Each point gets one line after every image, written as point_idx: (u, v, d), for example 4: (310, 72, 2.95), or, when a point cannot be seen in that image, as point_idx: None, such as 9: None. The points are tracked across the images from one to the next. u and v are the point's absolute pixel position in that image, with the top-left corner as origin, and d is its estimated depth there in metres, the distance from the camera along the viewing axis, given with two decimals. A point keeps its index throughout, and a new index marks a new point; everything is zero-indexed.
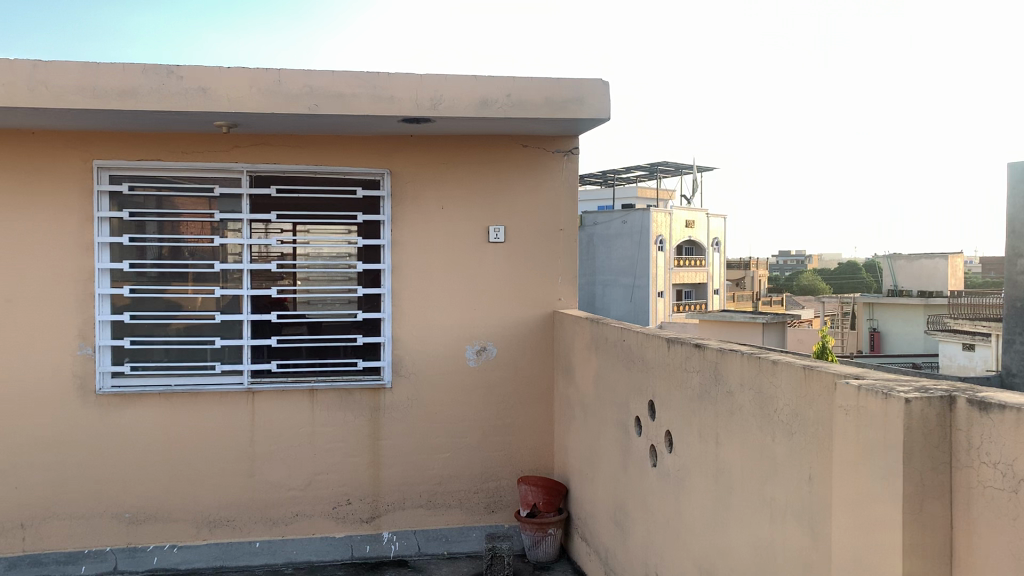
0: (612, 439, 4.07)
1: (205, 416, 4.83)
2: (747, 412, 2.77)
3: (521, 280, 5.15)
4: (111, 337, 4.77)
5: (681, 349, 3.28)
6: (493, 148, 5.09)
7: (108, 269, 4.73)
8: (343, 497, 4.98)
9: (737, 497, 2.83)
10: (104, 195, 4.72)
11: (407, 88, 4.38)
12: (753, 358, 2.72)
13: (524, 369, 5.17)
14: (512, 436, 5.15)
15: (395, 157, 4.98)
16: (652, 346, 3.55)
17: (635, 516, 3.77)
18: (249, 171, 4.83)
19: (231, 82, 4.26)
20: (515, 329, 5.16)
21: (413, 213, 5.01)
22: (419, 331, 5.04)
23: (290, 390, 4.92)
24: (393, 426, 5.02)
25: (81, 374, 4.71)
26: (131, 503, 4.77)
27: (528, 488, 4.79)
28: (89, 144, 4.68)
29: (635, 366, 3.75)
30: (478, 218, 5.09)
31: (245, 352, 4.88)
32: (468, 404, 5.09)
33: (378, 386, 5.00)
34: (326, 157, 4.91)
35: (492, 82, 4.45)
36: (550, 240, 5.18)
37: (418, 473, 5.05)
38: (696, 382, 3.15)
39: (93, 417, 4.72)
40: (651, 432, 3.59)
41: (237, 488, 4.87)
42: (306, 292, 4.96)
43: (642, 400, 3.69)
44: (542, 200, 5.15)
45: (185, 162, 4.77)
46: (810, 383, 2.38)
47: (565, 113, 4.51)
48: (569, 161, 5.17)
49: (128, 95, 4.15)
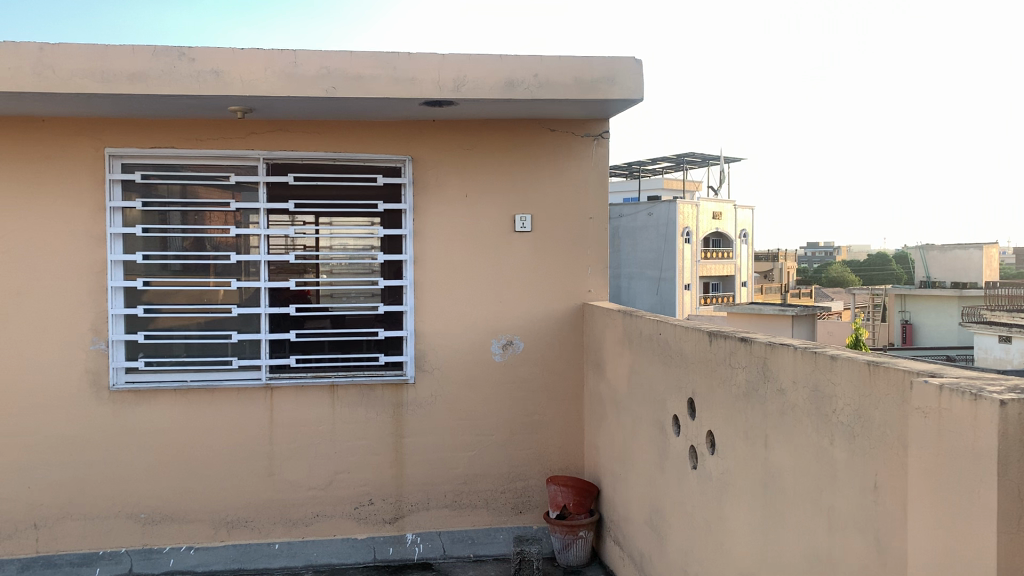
0: (646, 438, 3.85)
1: (222, 413, 4.66)
2: (800, 412, 2.53)
3: (548, 271, 4.93)
4: (124, 331, 4.60)
5: (724, 343, 3.04)
6: (518, 133, 4.87)
7: (121, 261, 4.57)
8: (365, 497, 4.79)
9: (788, 505, 2.60)
10: (116, 184, 4.55)
11: (428, 69, 4.17)
12: (808, 352, 2.48)
13: (552, 364, 4.94)
14: (540, 433, 4.93)
15: (416, 142, 4.77)
16: (692, 340, 3.32)
17: (673, 521, 3.53)
18: (266, 158, 4.65)
19: (244, 64, 4.06)
20: (543, 323, 4.93)
21: (435, 201, 4.80)
22: (443, 324, 4.83)
23: (309, 386, 4.73)
24: (416, 423, 4.82)
25: (94, 370, 4.56)
26: (146, 503, 4.61)
27: (557, 487, 4.57)
28: (100, 132, 4.52)
29: (672, 362, 3.53)
30: (504, 207, 4.87)
31: (263, 346, 4.70)
32: (493, 401, 4.88)
33: (400, 382, 4.80)
34: (346, 143, 4.71)
35: (519, 62, 4.22)
36: (579, 228, 4.94)
37: (442, 472, 4.85)
38: (742, 379, 2.91)
39: (107, 414, 4.57)
40: (691, 433, 3.35)
41: (255, 487, 4.69)
42: (325, 285, 4.77)
43: (680, 398, 3.46)
44: (570, 187, 4.92)
45: (200, 150, 4.59)
46: (876, 381, 2.14)
47: (595, 94, 4.26)
48: (599, 146, 4.92)
49: (138, 78, 3.98)
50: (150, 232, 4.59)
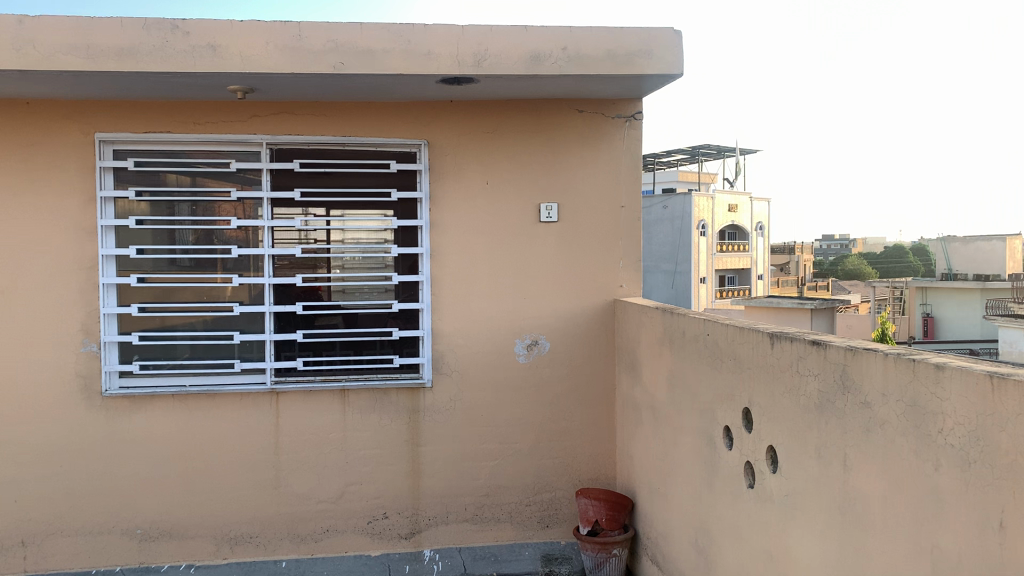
0: (691, 451, 3.46)
1: (224, 420, 4.30)
2: (891, 430, 2.14)
3: (576, 265, 4.53)
4: (118, 332, 4.25)
5: (789, 346, 2.65)
6: (543, 114, 4.47)
7: (113, 256, 4.21)
8: (379, 511, 4.43)
9: (875, 540, 2.20)
10: (107, 172, 4.19)
11: (446, 42, 3.78)
12: (903, 360, 2.08)
13: (581, 365, 4.55)
14: (568, 441, 4.55)
15: (433, 126, 4.38)
16: (748, 342, 2.92)
17: (725, 545, 3.14)
18: (269, 143, 4.27)
19: (243, 38, 3.68)
20: (571, 320, 4.54)
21: (454, 190, 4.41)
22: (462, 324, 4.45)
23: (318, 390, 4.36)
24: (434, 431, 4.45)
25: (85, 374, 4.21)
26: (143, 518, 4.27)
27: (588, 501, 4.18)
28: (90, 115, 4.15)
29: (722, 367, 3.13)
30: (528, 195, 4.48)
31: (268, 348, 4.33)
32: (517, 406, 4.50)
33: (417, 386, 4.42)
34: (356, 127, 4.33)
35: (546, 34, 3.83)
36: (609, 218, 4.55)
37: (462, 483, 4.47)
38: (813, 389, 2.51)
39: (100, 422, 4.22)
40: (746, 448, 2.96)
41: (261, 500, 4.34)
42: (337, 281, 4.39)
43: (733, 408, 3.07)
44: (600, 173, 4.52)
45: (198, 135, 4.22)
46: (1002, 398, 1.74)
47: (631, 68, 3.86)
48: (631, 128, 4.52)
49: (128, 54, 3.61)
50: (146, 225, 4.23)
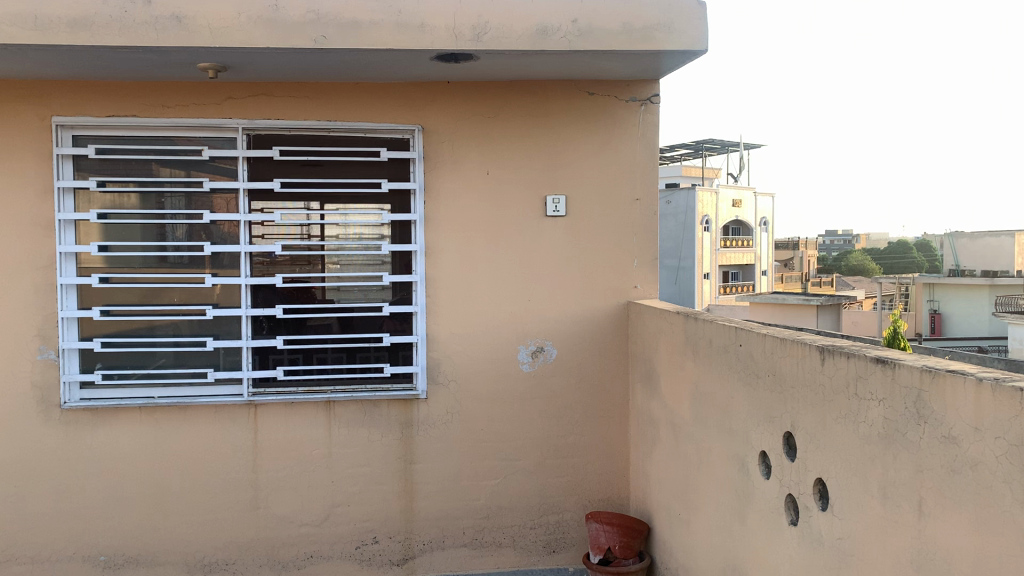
0: (720, 476, 3.04)
1: (197, 435, 3.89)
2: (986, 472, 1.72)
3: (586, 264, 4.12)
4: (79, 338, 3.83)
5: (843, 362, 2.23)
6: (550, 97, 4.05)
7: (73, 253, 3.79)
8: (368, 535, 4.02)
9: None
10: (66, 160, 3.77)
11: (441, 13, 3.36)
12: (1004, 388, 1.66)
13: (591, 374, 4.13)
14: (577, 457, 4.14)
15: (428, 109, 3.96)
16: (791, 355, 2.50)
17: None
18: (246, 128, 3.85)
19: (212, 7, 3.26)
20: (579, 325, 4.12)
21: (451, 181, 3.99)
22: (460, 329, 4.03)
23: (301, 403, 3.95)
24: (429, 447, 4.03)
25: (42, 385, 3.80)
26: (108, 544, 3.86)
27: (598, 527, 3.75)
28: (46, 98, 3.74)
29: (758, 384, 2.72)
30: (534, 186, 4.06)
31: (244, 355, 3.91)
32: (522, 419, 4.09)
33: (410, 398, 4.01)
34: (343, 111, 3.91)
35: (554, 4, 3.40)
36: (622, 212, 4.13)
37: (460, 504, 4.07)
38: (877, 415, 2.10)
39: (59, 437, 3.82)
40: (788, 478, 2.55)
41: (239, 524, 3.93)
42: (331, 280, 3.97)
43: (771, 432, 2.65)
44: (612, 162, 4.10)
45: (167, 119, 3.81)
46: None
47: (649, 44, 3.44)
48: (645, 113, 4.10)
49: (81, 25, 3.19)
50: (133, 218, 3.83)
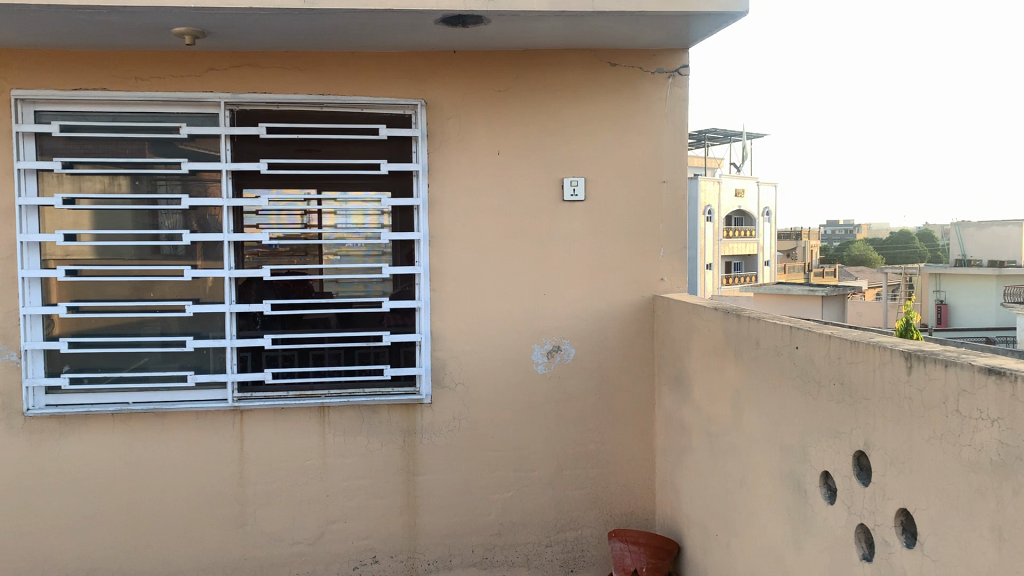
0: (769, 496, 2.66)
1: (177, 445, 3.51)
2: None
3: (607, 254, 3.72)
4: (44, 337, 3.44)
5: (939, 370, 1.84)
6: (568, 68, 3.64)
7: (37, 243, 3.40)
8: (367, 555, 3.65)
9: None
10: (28, 139, 3.37)
11: None
12: None
13: (613, 375, 3.74)
14: (597, 467, 3.75)
15: (432, 82, 3.56)
16: (866, 360, 2.11)
17: None
18: (229, 102, 3.45)
19: None
20: (600, 321, 3.73)
21: (458, 162, 3.60)
22: (469, 326, 3.65)
23: (292, 409, 3.56)
24: (434, 457, 3.65)
25: (4, 390, 3.42)
26: (79, 566, 3.49)
27: (624, 546, 3.40)
28: (4, 69, 3.34)
29: (821, 393, 2.33)
30: (549, 168, 3.66)
31: (229, 356, 3.51)
32: (536, 426, 3.70)
33: (413, 402, 3.62)
34: (338, 84, 3.51)
35: None
36: (647, 196, 3.73)
37: (469, 520, 3.69)
38: (988, 438, 1.70)
39: (22, 448, 3.43)
40: (862, 506, 2.16)
41: (224, 542, 3.56)
42: (327, 273, 3.57)
43: (838, 450, 2.26)
44: (636, 141, 3.71)
45: (140, 93, 3.40)
46: None
47: (683, 5, 3.03)
48: (673, 86, 3.69)
49: None
50: (118, 204, 3.44)
